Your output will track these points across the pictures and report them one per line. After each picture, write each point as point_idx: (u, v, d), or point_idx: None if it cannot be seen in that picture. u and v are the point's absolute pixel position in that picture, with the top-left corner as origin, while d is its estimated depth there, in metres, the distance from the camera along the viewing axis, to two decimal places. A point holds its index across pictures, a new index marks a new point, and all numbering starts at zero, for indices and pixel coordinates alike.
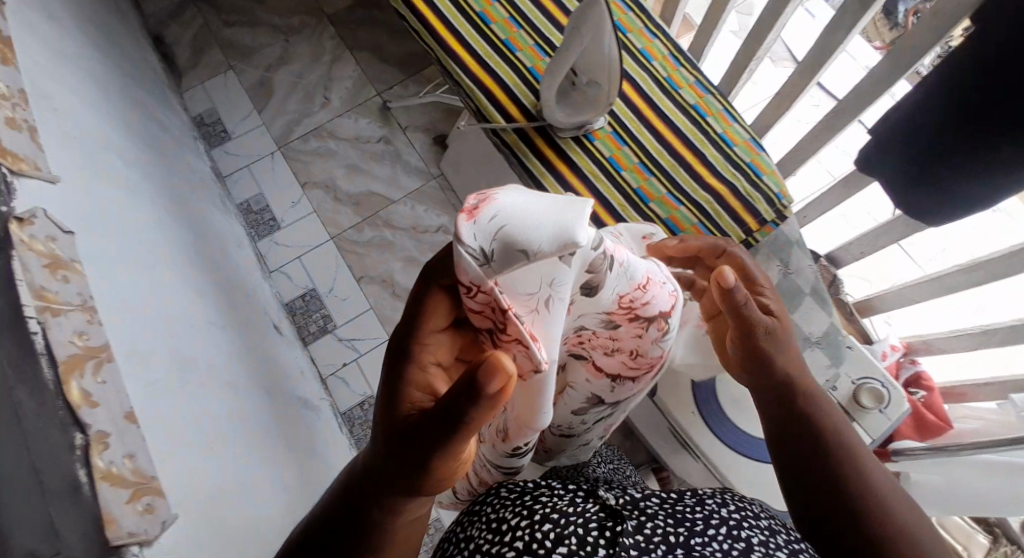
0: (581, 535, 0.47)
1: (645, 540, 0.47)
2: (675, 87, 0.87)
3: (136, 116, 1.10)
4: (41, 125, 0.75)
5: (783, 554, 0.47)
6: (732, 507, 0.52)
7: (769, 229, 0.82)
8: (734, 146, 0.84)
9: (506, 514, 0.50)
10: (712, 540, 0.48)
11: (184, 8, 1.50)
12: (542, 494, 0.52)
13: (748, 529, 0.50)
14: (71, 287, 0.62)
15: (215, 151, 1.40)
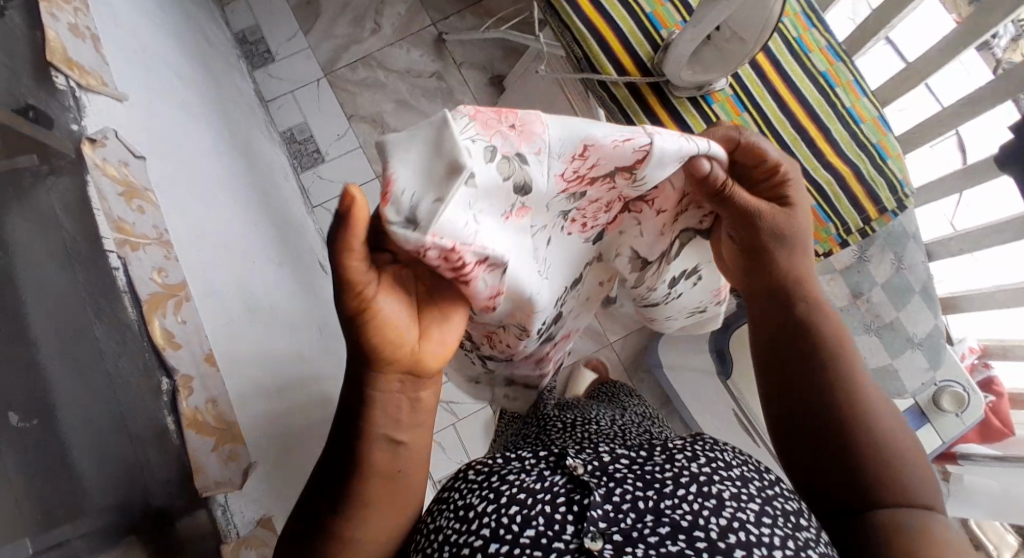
0: (551, 514, 0.44)
1: (614, 510, 0.44)
2: (805, 49, 0.73)
3: (186, 28, 1.02)
4: (102, 35, 0.69)
5: (752, 511, 0.44)
6: (702, 461, 0.48)
7: (888, 219, 0.71)
8: (862, 124, 0.72)
9: (473, 498, 0.47)
10: (682, 502, 0.44)
11: None
12: (511, 471, 0.48)
13: (719, 483, 0.46)
14: (147, 219, 0.58)
15: (258, 73, 1.29)
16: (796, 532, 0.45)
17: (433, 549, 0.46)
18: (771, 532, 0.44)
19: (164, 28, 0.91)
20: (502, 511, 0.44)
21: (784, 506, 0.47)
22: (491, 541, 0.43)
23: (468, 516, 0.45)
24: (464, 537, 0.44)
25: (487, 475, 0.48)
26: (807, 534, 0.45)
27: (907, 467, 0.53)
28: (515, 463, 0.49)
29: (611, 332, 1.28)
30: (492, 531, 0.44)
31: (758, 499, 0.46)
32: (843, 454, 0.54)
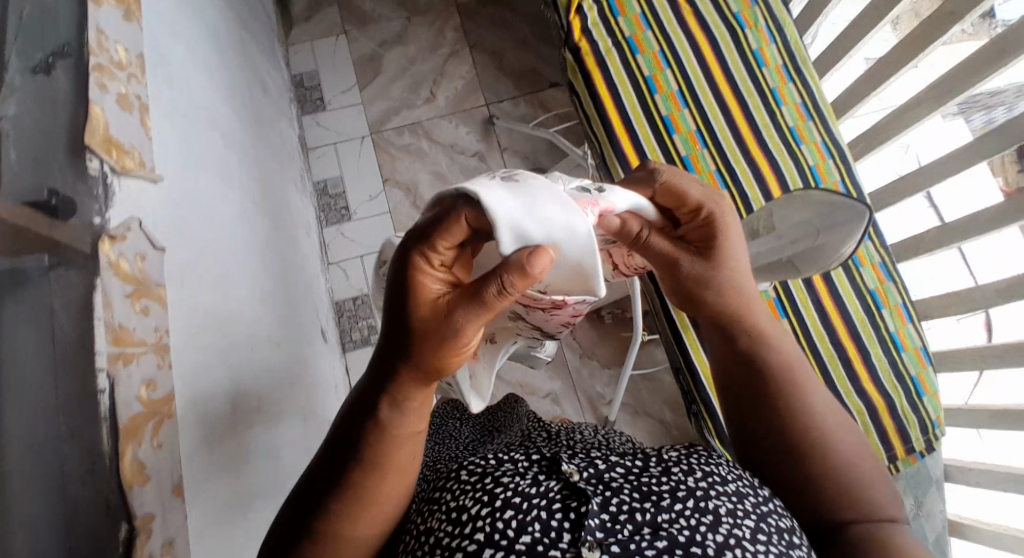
0: (547, 521, 0.55)
1: (610, 519, 0.55)
2: (858, 265, 0.89)
3: (242, 79, 1.02)
4: (153, 102, 0.68)
5: (742, 527, 0.56)
6: (698, 475, 0.60)
7: (914, 459, 0.85)
8: (903, 352, 0.87)
9: (466, 502, 0.57)
10: (679, 516, 0.56)
11: None
12: (505, 474, 0.59)
13: (715, 498, 0.58)
14: (150, 321, 0.56)
15: (305, 118, 1.28)
16: (783, 550, 0.56)
17: (428, 547, 0.56)
18: (763, 548, 0.55)
19: (222, 85, 0.92)
20: (497, 515, 0.54)
21: (775, 524, 0.59)
22: (485, 544, 0.53)
23: (468, 516, 0.55)
24: (458, 538, 0.54)
25: (481, 476, 0.59)
26: (798, 550, 0.57)
27: (863, 476, 0.66)
28: (507, 467, 0.61)
29: None
30: (487, 536, 0.53)
31: (750, 517, 0.57)
32: (807, 481, 0.66)
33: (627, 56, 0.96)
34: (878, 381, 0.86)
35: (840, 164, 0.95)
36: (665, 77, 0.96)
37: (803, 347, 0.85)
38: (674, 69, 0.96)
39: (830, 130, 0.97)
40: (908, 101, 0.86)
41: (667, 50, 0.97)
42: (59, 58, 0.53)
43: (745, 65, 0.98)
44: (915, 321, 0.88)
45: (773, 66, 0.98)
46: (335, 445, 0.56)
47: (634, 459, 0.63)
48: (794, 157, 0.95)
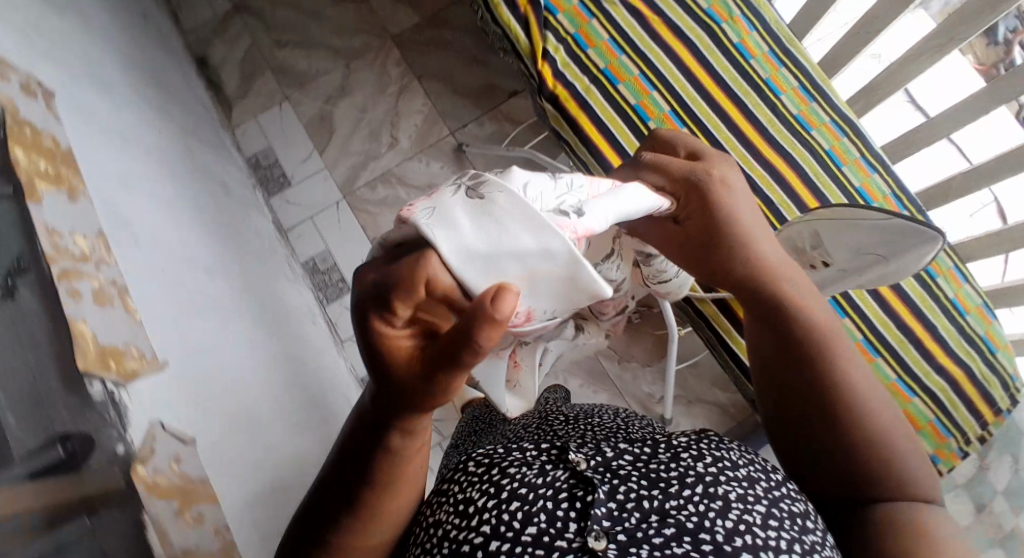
0: (552, 512, 0.48)
1: (617, 509, 0.48)
2: None
3: (201, 191, 0.95)
4: (130, 277, 0.63)
5: (758, 512, 0.48)
6: (708, 460, 0.52)
7: (1005, 418, 0.84)
8: (967, 314, 0.85)
9: (472, 493, 0.51)
10: (688, 503, 0.48)
11: (227, 22, 1.26)
12: (511, 464, 0.52)
13: (726, 483, 0.50)
14: (206, 528, 0.56)
15: (274, 200, 1.22)
16: (798, 537, 0.48)
17: (433, 544, 0.50)
18: (778, 535, 0.47)
19: (185, 211, 0.86)
20: (502, 507, 0.48)
21: (790, 508, 0.50)
22: (491, 537, 0.47)
23: (475, 510, 0.49)
24: (463, 532, 0.48)
25: (488, 466, 0.52)
26: (812, 538, 0.49)
27: (896, 455, 0.54)
28: (515, 456, 0.53)
29: None
30: (492, 528, 0.47)
31: (763, 501, 0.49)
32: (839, 460, 0.55)
33: (608, 88, 0.91)
34: (951, 352, 0.84)
35: (854, 139, 0.90)
36: (654, 101, 0.90)
37: (871, 342, 0.83)
38: (660, 90, 0.90)
39: (834, 104, 0.91)
40: (907, 53, 0.81)
41: (648, 72, 0.91)
42: (18, 276, 0.47)
43: (731, 61, 0.92)
44: (971, 280, 0.86)
45: (760, 55, 0.93)
46: (333, 472, 0.50)
47: (643, 442, 0.55)
48: (808, 145, 0.89)
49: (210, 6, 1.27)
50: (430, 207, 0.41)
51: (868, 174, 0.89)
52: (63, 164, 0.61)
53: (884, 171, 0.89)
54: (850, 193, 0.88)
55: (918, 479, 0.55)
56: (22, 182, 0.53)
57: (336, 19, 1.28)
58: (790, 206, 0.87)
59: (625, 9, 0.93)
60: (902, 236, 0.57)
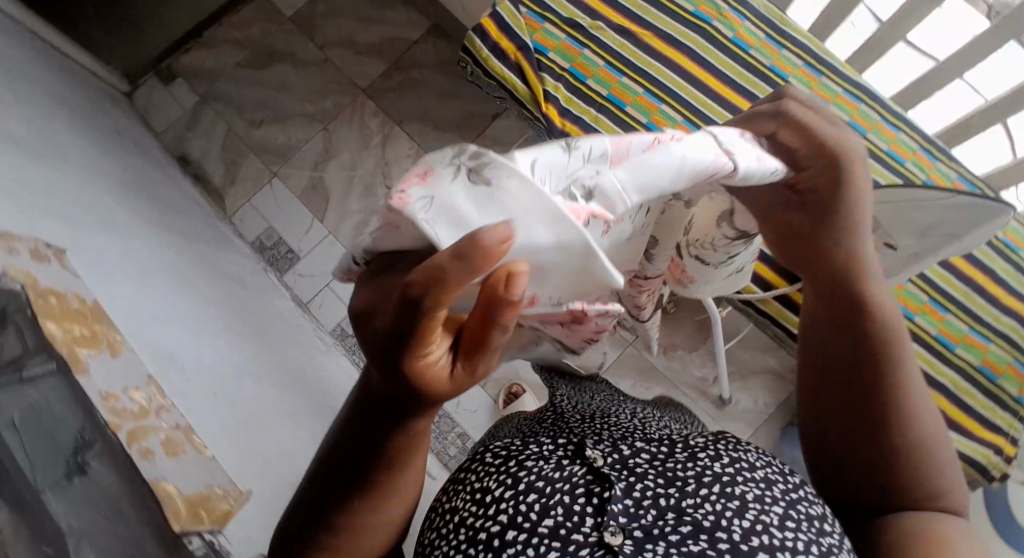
0: (569, 504, 0.43)
1: (633, 505, 0.44)
2: None
3: (220, 290, 0.94)
4: (194, 416, 0.63)
5: (779, 510, 0.43)
6: (725, 461, 0.47)
7: None
8: None
9: (490, 481, 0.46)
10: (704, 501, 0.44)
11: (198, 114, 1.25)
12: (529, 456, 0.48)
13: (743, 484, 0.45)
14: None
15: (287, 277, 1.21)
16: (817, 538, 0.42)
17: (449, 531, 0.46)
18: (795, 537, 0.42)
19: (213, 319, 0.85)
20: (521, 498, 0.44)
21: (810, 510, 0.44)
22: (508, 528, 0.43)
23: (491, 500, 0.45)
24: (481, 521, 0.44)
25: (505, 458, 0.48)
26: (830, 540, 0.43)
27: (935, 473, 0.45)
28: (534, 450, 0.49)
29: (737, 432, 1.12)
30: (509, 518, 0.43)
31: (782, 502, 0.44)
32: (871, 464, 0.45)
33: (616, 114, 0.85)
34: None
35: (874, 105, 0.84)
36: (665, 115, 0.84)
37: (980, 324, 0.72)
38: (667, 103, 0.85)
39: (843, 74, 0.85)
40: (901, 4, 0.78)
41: (652, 87, 0.86)
42: (85, 451, 0.48)
43: (730, 57, 0.87)
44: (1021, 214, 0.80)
45: (757, 43, 0.87)
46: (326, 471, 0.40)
47: (657, 442, 0.50)
48: None
49: (178, 103, 1.26)
50: (430, 198, 0.26)
51: (894, 136, 0.83)
52: (95, 322, 0.59)
53: (911, 131, 0.84)
54: (882, 159, 0.82)
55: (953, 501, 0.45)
56: (64, 354, 0.52)
57: (305, 85, 1.27)
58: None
59: (614, 32, 0.87)
60: (964, 214, 0.56)
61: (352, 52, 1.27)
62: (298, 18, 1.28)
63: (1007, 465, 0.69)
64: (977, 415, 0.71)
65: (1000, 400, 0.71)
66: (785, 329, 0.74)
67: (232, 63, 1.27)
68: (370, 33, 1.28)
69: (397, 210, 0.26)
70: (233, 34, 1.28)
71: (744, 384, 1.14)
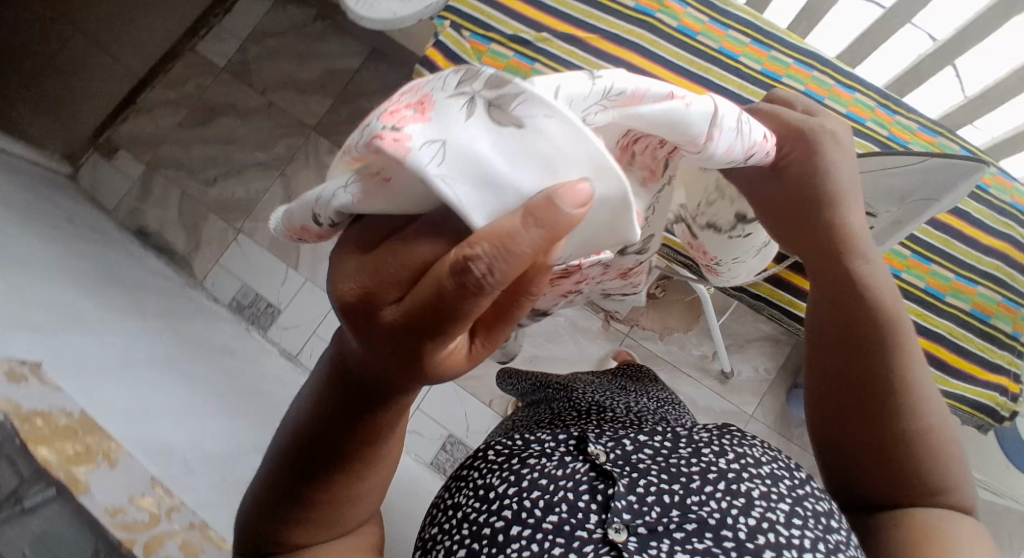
0: (573, 502, 0.41)
1: (638, 502, 0.41)
2: (902, 140, 0.81)
3: (206, 364, 0.91)
4: (201, 510, 0.62)
5: (785, 506, 0.41)
6: (730, 456, 0.44)
7: None
8: None
9: (492, 478, 0.43)
10: (709, 500, 0.41)
11: (148, 184, 1.22)
12: (532, 450, 0.44)
13: (749, 479, 0.42)
14: None
15: (271, 333, 1.18)
16: (823, 535, 0.40)
17: (449, 527, 0.43)
18: (801, 534, 0.39)
19: (204, 397, 0.82)
20: (523, 494, 0.41)
21: (815, 507, 0.42)
22: (512, 524, 0.40)
23: (493, 497, 0.42)
24: (481, 517, 0.41)
25: (507, 455, 0.45)
26: (838, 536, 0.41)
27: (941, 465, 0.44)
28: (537, 445, 0.46)
29: (746, 404, 1.13)
30: (512, 514, 0.40)
31: (788, 499, 0.42)
32: (875, 447, 0.45)
33: None
34: None
35: (825, 70, 0.85)
36: None
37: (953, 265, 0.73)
38: None
39: (791, 45, 0.86)
40: None
41: None
42: None
43: (680, 46, 0.86)
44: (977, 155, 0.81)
45: (703, 27, 0.87)
46: (295, 446, 0.39)
47: (657, 433, 0.47)
48: None
49: (126, 175, 1.22)
50: (440, 145, 0.25)
51: (851, 98, 0.83)
52: (88, 434, 0.56)
53: (866, 89, 0.85)
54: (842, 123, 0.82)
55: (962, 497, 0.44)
56: (62, 480, 0.51)
57: (252, 133, 1.23)
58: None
59: (562, 41, 0.86)
60: (936, 177, 0.57)
61: (296, 92, 1.24)
62: (233, 67, 1.25)
63: (1014, 403, 0.72)
64: (979, 360, 0.72)
65: (998, 341, 0.73)
66: (780, 309, 0.75)
67: (174, 125, 1.24)
68: (309, 70, 1.25)
69: (396, 155, 0.25)
70: (169, 95, 1.24)
71: (744, 355, 1.14)
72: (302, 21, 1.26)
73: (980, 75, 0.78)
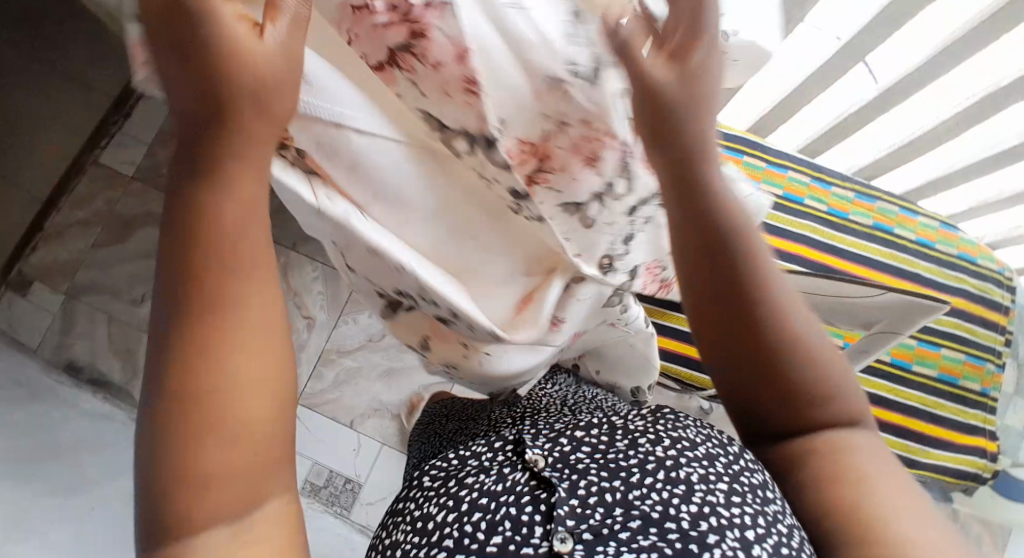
0: (516, 516, 0.41)
1: (581, 505, 0.41)
2: (843, 213, 0.87)
3: None
4: None
5: (722, 485, 0.42)
6: (666, 443, 0.46)
7: (1011, 312, 0.90)
8: (937, 243, 0.88)
9: (429, 508, 0.45)
10: (651, 491, 0.42)
11: (70, 315, 1.14)
12: (467, 471, 0.46)
13: (687, 464, 0.44)
14: None
15: None
16: (761, 508, 0.42)
17: None
18: (742, 512, 0.41)
19: None
20: (461, 518, 0.42)
21: (752, 480, 0.44)
22: (456, 550, 0.41)
23: (432, 527, 0.43)
24: (425, 549, 0.42)
25: (444, 479, 0.47)
26: (774, 506, 0.42)
27: (846, 390, 0.46)
28: (474, 461, 0.48)
29: None
30: (455, 541, 0.41)
31: (725, 478, 0.43)
32: (764, 394, 0.46)
33: None
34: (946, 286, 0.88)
35: (756, 154, 0.86)
36: None
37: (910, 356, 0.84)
38: None
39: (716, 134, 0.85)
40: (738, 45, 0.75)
41: None
42: None
43: None
44: (919, 212, 0.88)
45: None
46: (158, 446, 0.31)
47: (595, 428, 0.48)
48: None
49: (45, 309, 1.14)
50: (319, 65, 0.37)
51: (786, 177, 0.86)
52: None
53: (796, 165, 0.88)
54: (784, 208, 0.86)
55: (862, 408, 0.47)
56: None
57: None
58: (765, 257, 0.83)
59: None
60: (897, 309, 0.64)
61: None
62: (145, 175, 1.18)
63: (993, 464, 0.89)
64: (955, 426, 0.88)
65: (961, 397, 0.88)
66: None
67: (88, 246, 1.16)
68: None
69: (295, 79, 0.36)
70: (78, 215, 1.16)
71: None
72: None
73: (898, 131, 0.78)
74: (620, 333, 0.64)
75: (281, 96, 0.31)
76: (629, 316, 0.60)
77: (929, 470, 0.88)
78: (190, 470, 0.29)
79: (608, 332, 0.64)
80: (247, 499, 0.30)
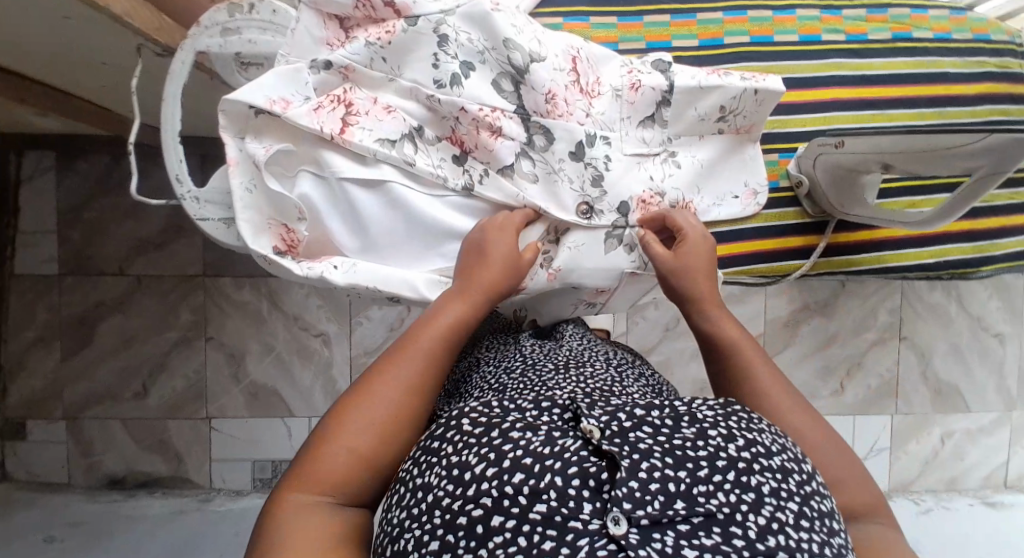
0: (563, 486, 0.29)
1: (643, 486, 0.29)
2: None
3: None
4: None
5: (795, 505, 0.30)
6: (740, 442, 0.32)
7: None
8: None
9: (463, 453, 0.32)
10: (719, 490, 0.29)
11: (79, 436, 1.06)
12: (513, 419, 0.33)
13: (761, 468, 0.31)
14: None
15: None
16: (828, 540, 0.30)
17: (419, 513, 0.31)
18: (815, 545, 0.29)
19: None
20: (500, 474, 0.30)
21: (821, 508, 0.31)
22: (492, 514, 0.29)
23: (453, 481, 0.31)
24: (458, 504, 0.30)
25: (484, 425, 0.33)
26: (842, 543, 0.31)
27: (856, 485, 0.38)
28: (516, 412, 0.35)
29: None
30: (493, 501, 0.29)
31: (798, 498, 0.31)
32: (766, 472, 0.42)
33: None
34: None
35: None
36: None
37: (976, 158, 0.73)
38: None
39: None
40: None
41: None
42: None
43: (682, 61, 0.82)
44: None
45: None
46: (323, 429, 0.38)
47: (656, 406, 0.35)
48: None
49: (53, 440, 1.05)
50: (303, 96, 0.45)
51: (843, 19, 0.68)
52: None
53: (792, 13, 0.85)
54: None
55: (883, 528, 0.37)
56: None
57: (145, 320, 1.05)
58: (869, 114, 0.67)
59: None
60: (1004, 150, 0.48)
61: (155, 249, 1.04)
62: (71, 265, 1.03)
63: None
64: None
65: None
66: (845, 270, 0.70)
67: (57, 363, 1.04)
68: (150, 219, 1.04)
69: (282, 105, 0.43)
70: (28, 336, 1.03)
71: None
72: (104, 170, 1.02)
73: None
74: (649, 279, 0.54)
75: (498, 280, 0.45)
76: (641, 256, 0.51)
77: (1005, 260, 0.75)
78: (343, 435, 0.37)
79: (640, 283, 0.54)
80: (351, 490, 0.36)
